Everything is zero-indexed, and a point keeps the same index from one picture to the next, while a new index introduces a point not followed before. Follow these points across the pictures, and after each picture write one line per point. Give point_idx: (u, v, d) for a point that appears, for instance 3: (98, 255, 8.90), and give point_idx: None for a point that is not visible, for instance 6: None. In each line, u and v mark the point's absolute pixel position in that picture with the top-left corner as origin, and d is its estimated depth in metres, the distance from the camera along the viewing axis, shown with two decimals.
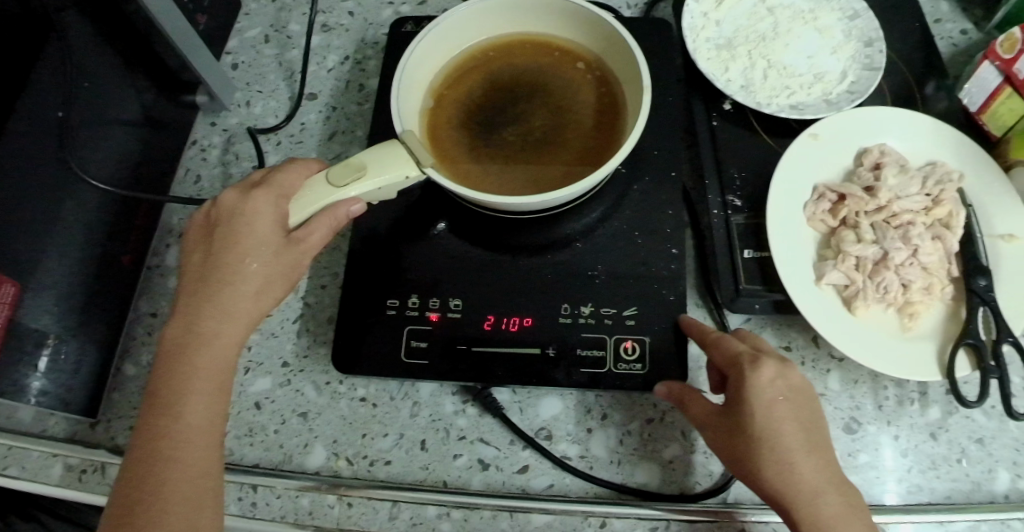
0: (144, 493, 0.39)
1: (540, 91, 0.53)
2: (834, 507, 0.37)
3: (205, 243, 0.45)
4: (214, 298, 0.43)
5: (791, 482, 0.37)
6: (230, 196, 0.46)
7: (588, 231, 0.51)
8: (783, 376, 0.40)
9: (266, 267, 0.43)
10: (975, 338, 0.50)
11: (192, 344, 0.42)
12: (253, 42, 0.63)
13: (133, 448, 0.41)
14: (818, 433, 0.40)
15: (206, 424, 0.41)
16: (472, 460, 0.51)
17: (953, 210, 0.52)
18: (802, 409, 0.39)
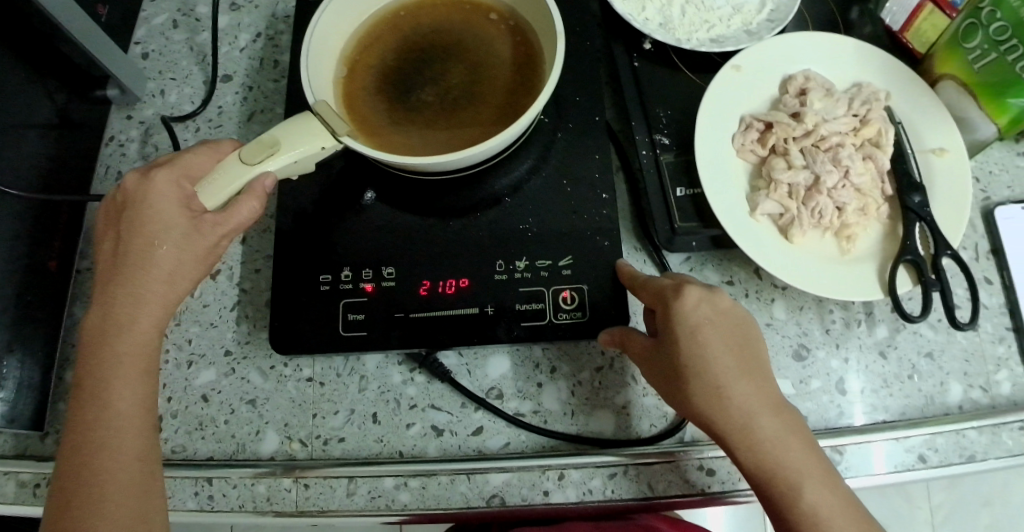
0: (80, 481, 0.40)
1: (456, 50, 0.53)
2: (765, 425, 0.39)
3: (113, 229, 0.45)
4: (128, 283, 0.43)
5: (721, 409, 0.40)
6: (131, 180, 0.45)
7: (517, 186, 0.51)
8: (708, 301, 0.41)
9: (176, 249, 0.44)
10: (914, 255, 0.49)
11: (111, 332, 0.43)
12: (162, 29, 0.63)
13: (67, 440, 0.42)
14: (749, 353, 0.41)
15: (135, 410, 0.43)
16: (425, 428, 0.50)
17: (882, 128, 0.52)
18: (729, 334, 0.41)
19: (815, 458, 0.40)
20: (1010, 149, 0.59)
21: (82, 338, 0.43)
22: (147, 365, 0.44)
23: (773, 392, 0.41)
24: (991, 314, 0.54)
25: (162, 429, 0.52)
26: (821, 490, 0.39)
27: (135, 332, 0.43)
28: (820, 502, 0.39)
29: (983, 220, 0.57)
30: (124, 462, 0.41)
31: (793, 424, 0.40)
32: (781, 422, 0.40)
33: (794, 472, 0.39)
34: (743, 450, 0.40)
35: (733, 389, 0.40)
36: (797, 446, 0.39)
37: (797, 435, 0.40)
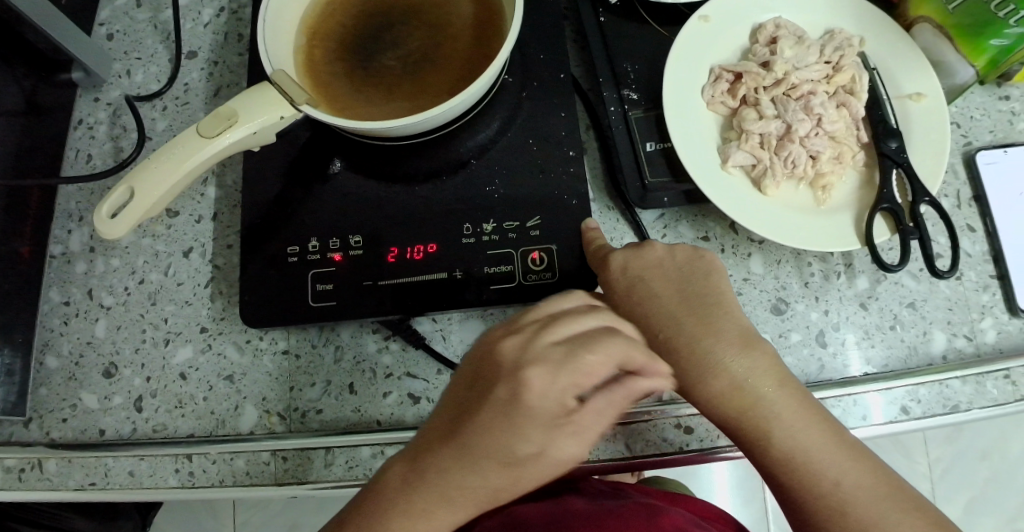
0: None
1: (417, 11, 0.52)
2: (726, 373, 0.40)
3: None
4: None
5: (676, 358, 0.41)
6: None
7: (484, 148, 0.51)
8: (632, 258, 0.44)
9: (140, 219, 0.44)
10: (890, 202, 0.49)
11: None
12: (125, 9, 0.62)
13: None
14: (699, 300, 0.42)
15: None
16: (402, 396, 0.50)
17: (855, 74, 0.51)
18: (673, 284, 0.43)
19: (789, 395, 0.40)
20: (991, 93, 0.57)
21: None
22: None
23: (498, 393, 0.36)
24: (974, 262, 0.53)
25: (143, 409, 0.52)
26: (796, 430, 0.40)
27: None
28: (797, 441, 0.40)
29: (964, 166, 0.56)
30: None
31: (756, 368, 0.41)
32: (741, 368, 0.40)
33: (764, 414, 0.40)
34: (706, 399, 0.41)
35: (684, 338, 0.41)
36: (759, 390, 0.40)
37: (765, 377, 0.41)
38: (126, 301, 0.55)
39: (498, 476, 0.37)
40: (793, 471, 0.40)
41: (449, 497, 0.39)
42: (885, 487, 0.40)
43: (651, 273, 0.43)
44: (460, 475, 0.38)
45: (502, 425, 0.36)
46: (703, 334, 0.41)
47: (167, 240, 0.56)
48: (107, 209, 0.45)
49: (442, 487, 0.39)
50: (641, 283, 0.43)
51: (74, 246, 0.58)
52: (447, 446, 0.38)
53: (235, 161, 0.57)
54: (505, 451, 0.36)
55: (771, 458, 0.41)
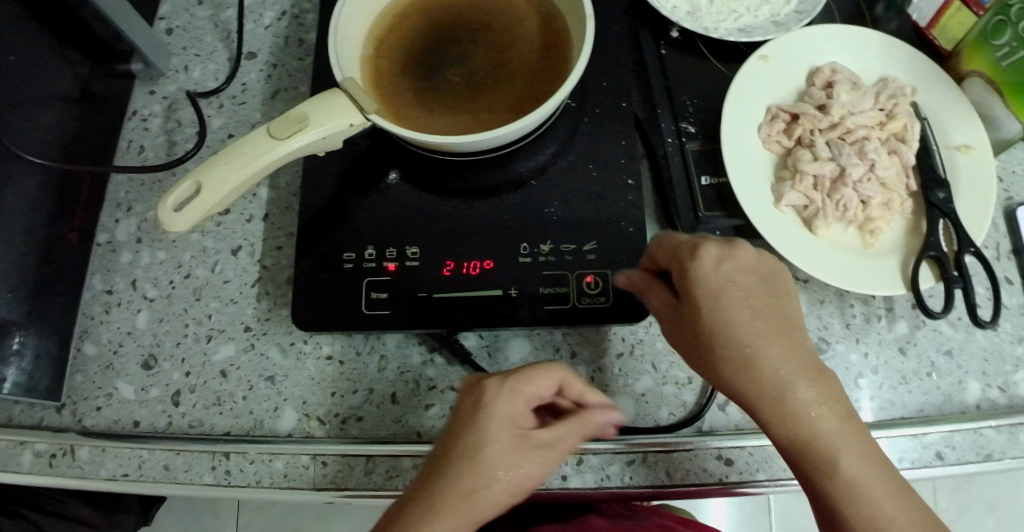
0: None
1: (481, 30, 0.53)
2: (797, 397, 0.40)
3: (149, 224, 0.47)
4: None
5: (753, 374, 0.41)
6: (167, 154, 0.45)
7: (542, 169, 0.51)
8: (726, 257, 0.42)
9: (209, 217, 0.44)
10: (937, 251, 0.50)
11: None
12: (186, 6, 0.63)
13: None
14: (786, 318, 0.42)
15: None
16: (444, 410, 0.50)
17: (907, 122, 0.52)
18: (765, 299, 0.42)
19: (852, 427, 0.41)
20: None
21: None
22: None
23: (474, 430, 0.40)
24: (1011, 314, 0.54)
25: (180, 404, 0.53)
26: (858, 464, 0.40)
27: None
28: (857, 475, 0.40)
29: (1005, 220, 0.57)
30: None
31: (825, 395, 0.41)
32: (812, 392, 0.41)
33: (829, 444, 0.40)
34: (772, 416, 0.41)
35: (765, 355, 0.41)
36: (827, 419, 0.40)
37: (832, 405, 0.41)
38: (170, 294, 0.56)
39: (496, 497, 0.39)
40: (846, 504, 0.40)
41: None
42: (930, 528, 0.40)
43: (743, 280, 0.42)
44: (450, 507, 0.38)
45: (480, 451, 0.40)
46: (784, 357, 0.41)
47: (216, 237, 0.56)
48: (172, 201, 0.45)
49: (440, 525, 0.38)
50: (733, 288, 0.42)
51: (119, 236, 0.58)
52: (429, 476, 0.40)
53: (290, 164, 0.57)
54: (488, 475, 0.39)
55: (830, 490, 0.40)
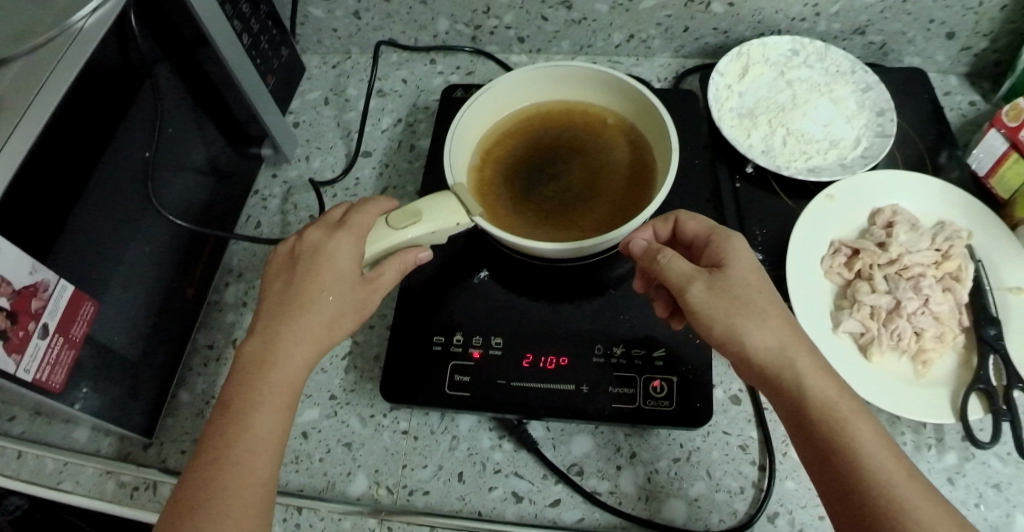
0: (208, 476, 0.44)
1: (576, 151, 0.58)
2: (800, 378, 0.43)
3: (288, 270, 0.51)
4: (291, 319, 0.49)
5: (828, 403, 0.42)
6: (317, 233, 0.51)
7: (620, 280, 0.56)
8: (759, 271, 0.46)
9: (338, 296, 0.50)
10: (986, 384, 0.52)
11: (267, 361, 0.47)
12: (314, 104, 0.71)
13: (202, 451, 0.45)
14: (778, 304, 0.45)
15: (272, 437, 0.46)
16: (506, 493, 0.53)
17: (962, 264, 0.55)
18: (755, 285, 0.44)
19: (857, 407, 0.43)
20: None
21: (240, 360, 0.48)
22: (290, 396, 0.48)
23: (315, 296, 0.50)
24: None
25: None
26: (866, 432, 0.41)
27: (287, 364, 0.48)
28: (864, 445, 0.41)
29: None
30: (260, 470, 0.45)
31: (819, 373, 0.43)
32: (811, 367, 0.43)
33: (844, 419, 0.41)
34: (841, 444, 0.41)
35: (744, 329, 0.43)
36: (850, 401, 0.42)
37: (833, 382, 0.43)
38: None
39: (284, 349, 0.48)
40: (875, 491, 0.39)
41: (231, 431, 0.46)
42: None
43: (732, 265, 0.46)
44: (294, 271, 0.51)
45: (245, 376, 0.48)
46: (783, 335, 0.44)
47: None
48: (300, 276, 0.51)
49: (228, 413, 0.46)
50: (736, 275, 0.45)
51: (227, 298, 0.64)
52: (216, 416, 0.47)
53: None
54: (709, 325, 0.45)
55: (837, 455, 0.41)
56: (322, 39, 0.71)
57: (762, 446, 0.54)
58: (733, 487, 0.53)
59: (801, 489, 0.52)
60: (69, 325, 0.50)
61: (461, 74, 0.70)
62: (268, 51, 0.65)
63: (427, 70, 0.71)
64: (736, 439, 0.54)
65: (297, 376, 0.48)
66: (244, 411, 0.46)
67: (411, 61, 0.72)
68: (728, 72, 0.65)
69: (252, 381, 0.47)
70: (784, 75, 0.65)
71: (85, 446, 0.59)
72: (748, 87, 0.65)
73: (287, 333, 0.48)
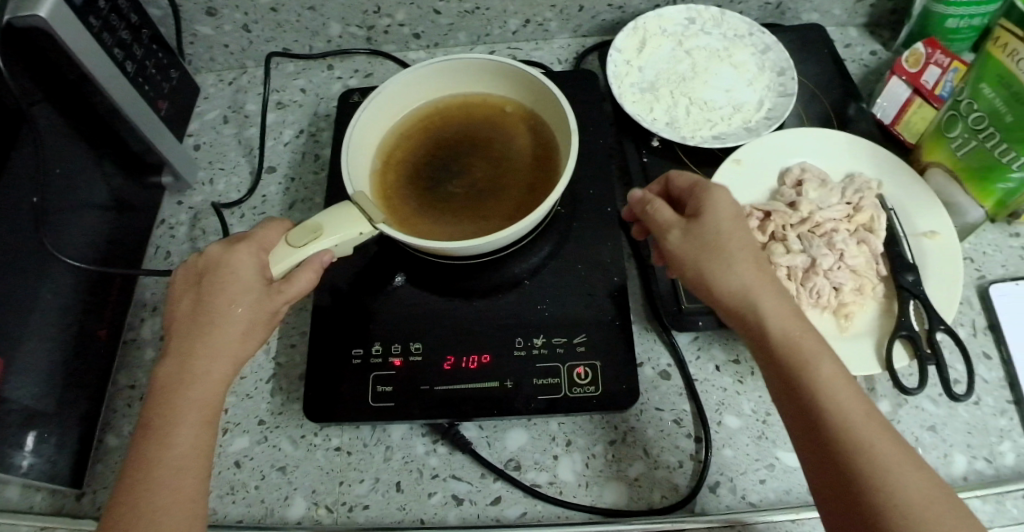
0: (125, 521, 0.42)
1: (480, 145, 0.58)
2: (764, 319, 0.45)
3: (194, 289, 0.49)
4: (203, 336, 0.47)
5: (791, 338, 0.44)
6: (217, 249, 0.50)
7: (535, 270, 0.56)
8: (734, 217, 0.47)
9: (248, 308, 0.48)
10: (909, 330, 0.52)
11: (182, 379, 0.46)
12: (213, 124, 0.69)
13: (123, 477, 0.44)
14: (752, 248, 0.47)
15: (195, 456, 0.45)
16: (447, 497, 0.52)
17: (874, 214, 0.55)
18: (729, 230, 0.47)
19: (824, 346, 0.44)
20: (1002, 230, 0.62)
21: (154, 385, 0.47)
22: (210, 415, 0.46)
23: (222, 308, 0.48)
24: (991, 388, 0.55)
25: None
26: (829, 367, 0.43)
27: (205, 382, 0.46)
28: (825, 380, 0.42)
29: (978, 297, 0.59)
30: (179, 511, 0.43)
31: (785, 313, 0.45)
32: (776, 308, 0.45)
33: (808, 358, 0.43)
34: (804, 379, 0.43)
35: (711, 274, 0.46)
36: (814, 340, 0.44)
37: (800, 322, 0.45)
38: None
39: (200, 366, 0.47)
40: (833, 424, 0.41)
41: (154, 455, 0.44)
42: (933, 505, 0.39)
43: (709, 213, 0.47)
44: (199, 289, 0.49)
45: (161, 399, 0.46)
46: (752, 279, 0.46)
47: None
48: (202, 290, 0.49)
49: (148, 438, 0.45)
50: (711, 223, 0.47)
51: (144, 334, 0.62)
52: (135, 443, 0.45)
53: None
54: (684, 268, 0.47)
55: (798, 387, 0.43)
56: (214, 56, 0.71)
57: (695, 418, 0.54)
58: (671, 462, 0.52)
59: (738, 455, 0.52)
60: None
61: (359, 77, 0.70)
62: (157, 76, 0.63)
63: (325, 76, 0.70)
64: (670, 414, 0.54)
65: (216, 392, 0.47)
66: (157, 453, 0.44)
67: (309, 69, 0.71)
68: (626, 48, 0.65)
69: (164, 421, 0.45)
70: (682, 45, 0.65)
71: (18, 504, 0.56)
72: (647, 61, 0.65)
73: (201, 354, 0.47)
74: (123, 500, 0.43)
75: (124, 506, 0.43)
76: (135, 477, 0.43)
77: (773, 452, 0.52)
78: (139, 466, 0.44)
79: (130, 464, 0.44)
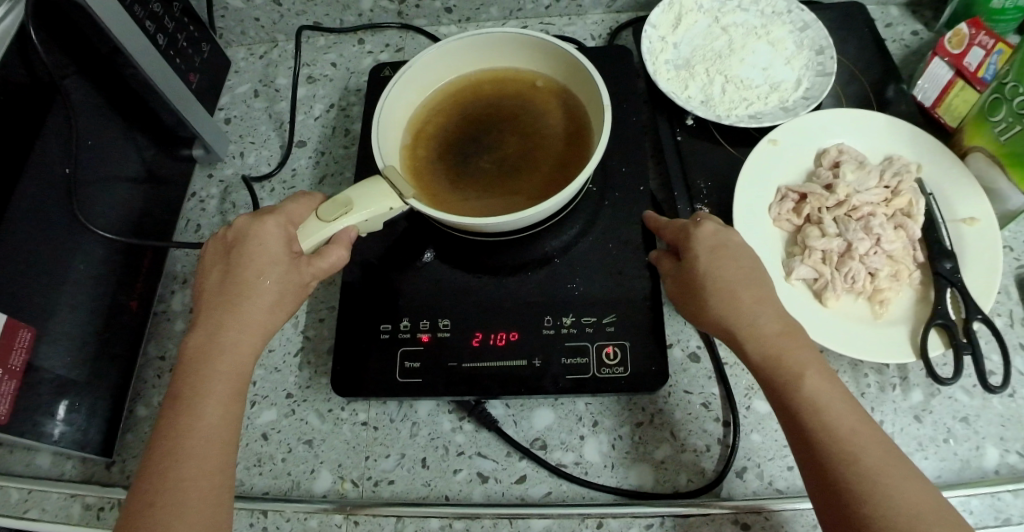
0: (155, 490, 0.42)
1: (509, 120, 0.57)
2: (746, 346, 0.45)
3: (223, 261, 0.50)
4: (233, 308, 0.48)
5: (777, 361, 0.44)
6: (246, 221, 0.50)
7: (565, 248, 0.55)
8: (722, 241, 0.48)
9: (277, 281, 0.48)
10: (945, 317, 0.50)
11: (212, 350, 0.46)
12: (244, 97, 0.69)
13: (151, 446, 0.44)
14: (745, 274, 0.47)
15: (223, 427, 0.45)
16: (471, 474, 0.52)
17: (913, 198, 0.53)
18: (717, 259, 0.47)
19: (813, 357, 0.44)
20: None
21: (183, 355, 0.47)
22: (238, 385, 0.47)
23: (250, 281, 0.48)
24: None
25: None
26: (815, 384, 0.43)
27: (234, 355, 0.47)
28: (814, 398, 0.43)
29: (1017, 288, 0.57)
30: (205, 483, 0.43)
31: (770, 335, 0.45)
32: (757, 329, 0.45)
33: (792, 377, 0.43)
34: (791, 398, 0.43)
35: (703, 307, 0.47)
36: (801, 360, 0.44)
37: (786, 334, 0.45)
38: None
39: (230, 338, 0.47)
40: (819, 434, 0.42)
41: (182, 425, 0.44)
42: (929, 513, 0.39)
43: (697, 247, 0.48)
44: (227, 261, 0.49)
45: (189, 371, 0.46)
46: (734, 306, 0.46)
47: None
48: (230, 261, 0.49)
49: (177, 408, 0.45)
50: (701, 262, 0.47)
51: (175, 306, 0.63)
52: (164, 414, 0.45)
53: None
54: (682, 306, 0.49)
55: (789, 411, 0.43)
56: (245, 30, 0.71)
57: (724, 402, 0.53)
58: (699, 446, 0.52)
59: (767, 441, 0.52)
60: (6, 355, 0.50)
61: (389, 52, 0.69)
62: (188, 49, 0.63)
63: (356, 50, 0.70)
64: (698, 397, 0.53)
65: (244, 364, 0.47)
66: (185, 423, 0.44)
67: (340, 43, 0.71)
68: (661, 24, 0.64)
69: (192, 392, 0.45)
70: (718, 22, 0.65)
71: (49, 472, 0.57)
72: (682, 37, 0.64)
73: (232, 327, 0.47)
74: (152, 469, 0.43)
75: (153, 476, 0.43)
76: (164, 446, 0.44)
77: None
78: (165, 437, 0.44)
79: (158, 434, 0.44)
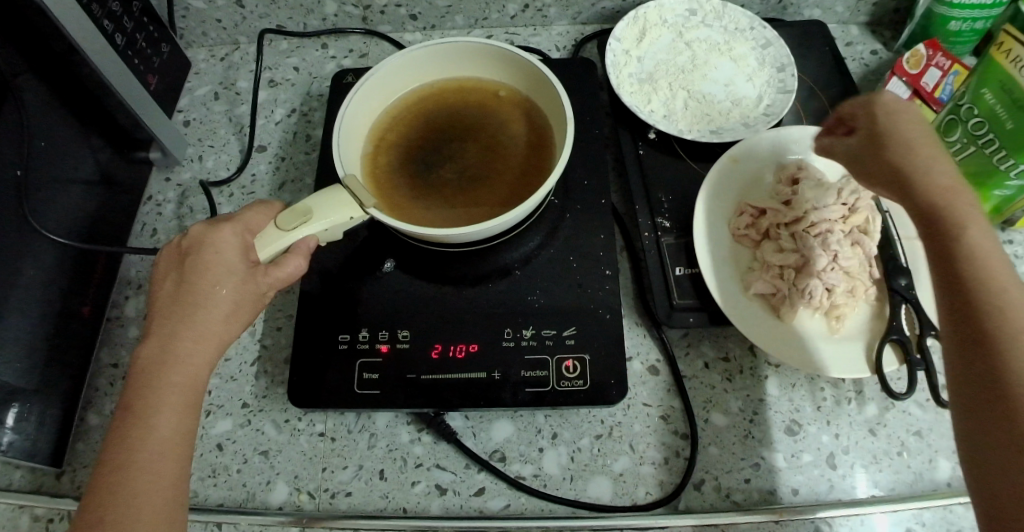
0: (104, 507, 0.41)
1: (473, 130, 0.57)
2: (955, 209, 0.38)
3: (178, 269, 0.48)
4: (187, 317, 0.46)
5: (980, 222, 0.38)
6: (204, 228, 0.49)
7: (526, 260, 0.55)
8: (917, 110, 0.41)
9: (234, 291, 0.47)
10: (899, 334, 0.50)
11: (166, 360, 0.45)
12: (204, 100, 0.68)
13: (102, 459, 0.43)
14: (929, 141, 0.40)
15: (176, 440, 0.44)
16: (430, 487, 0.52)
17: (869, 216, 0.53)
18: (915, 125, 0.40)
19: (995, 244, 0.38)
20: None
21: (134, 364, 0.45)
22: (192, 396, 0.45)
23: (206, 291, 0.47)
24: None
25: None
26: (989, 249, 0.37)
27: (189, 365, 0.45)
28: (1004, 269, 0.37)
29: None
30: (159, 498, 0.42)
31: (969, 207, 0.38)
32: (960, 196, 0.38)
33: (977, 247, 0.37)
34: (982, 259, 0.37)
35: (898, 170, 0.39)
36: (981, 225, 0.38)
37: (970, 209, 0.38)
38: None
39: (184, 347, 0.45)
40: (1004, 340, 0.35)
41: (133, 437, 0.43)
42: None
43: (903, 116, 0.41)
44: (181, 271, 0.48)
45: (140, 381, 0.44)
46: (943, 164, 0.39)
47: None
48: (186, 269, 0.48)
49: (127, 420, 0.43)
50: (885, 122, 0.41)
51: (128, 312, 0.61)
52: (115, 426, 0.44)
53: None
54: (862, 175, 0.42)
55: (982, 271, 0.37)
56: (207, 31, 0.69)
57: (683, 415, 0.53)
58: (657, 458, 0.52)
59: (725, 454, 0.52)
60: None
61: (354, 57, 0.69)
62: (147, 50, 0.62)
63: (320, 55, 0.69)
64: (657, 410, 0.54)
65: (199, 375, 0.46)
66: (136, 436, 0.43)
67: (303, 48, 0.70)
68: (625, 37, 0.64)
69: (144, 403, 0.44)
70: (682, 36, 0.65)
71: None
72: (646, 51, 0.64)
73: (186, 336, 0.46)
74: (99, 484, 0.42)
75: (102, 491, 0.42)
76: (114, 460, 0.42)
77: (760, 452, 0.52)
78: (114, 450, 0.43)
79: (107, 447, 0.43)
